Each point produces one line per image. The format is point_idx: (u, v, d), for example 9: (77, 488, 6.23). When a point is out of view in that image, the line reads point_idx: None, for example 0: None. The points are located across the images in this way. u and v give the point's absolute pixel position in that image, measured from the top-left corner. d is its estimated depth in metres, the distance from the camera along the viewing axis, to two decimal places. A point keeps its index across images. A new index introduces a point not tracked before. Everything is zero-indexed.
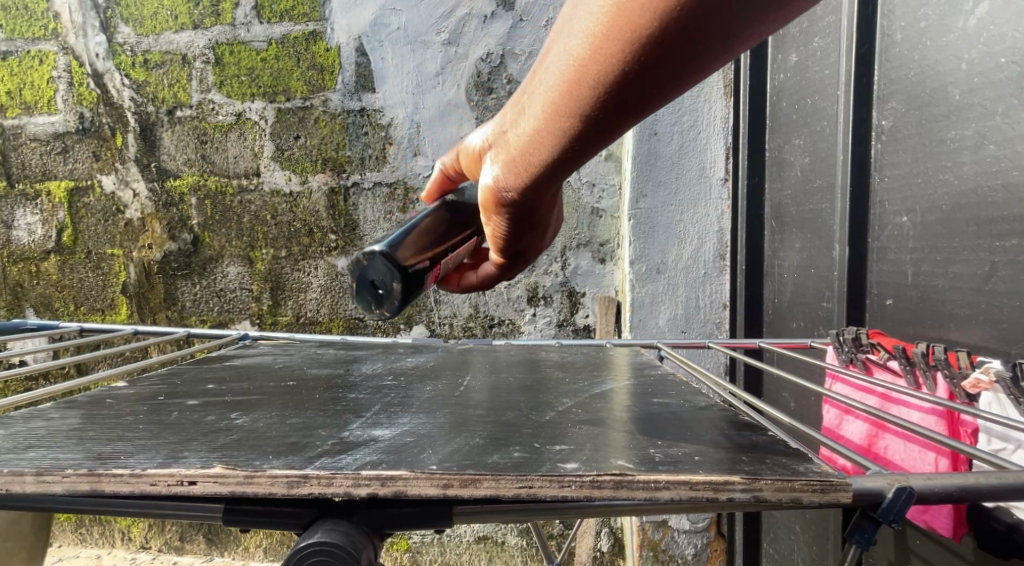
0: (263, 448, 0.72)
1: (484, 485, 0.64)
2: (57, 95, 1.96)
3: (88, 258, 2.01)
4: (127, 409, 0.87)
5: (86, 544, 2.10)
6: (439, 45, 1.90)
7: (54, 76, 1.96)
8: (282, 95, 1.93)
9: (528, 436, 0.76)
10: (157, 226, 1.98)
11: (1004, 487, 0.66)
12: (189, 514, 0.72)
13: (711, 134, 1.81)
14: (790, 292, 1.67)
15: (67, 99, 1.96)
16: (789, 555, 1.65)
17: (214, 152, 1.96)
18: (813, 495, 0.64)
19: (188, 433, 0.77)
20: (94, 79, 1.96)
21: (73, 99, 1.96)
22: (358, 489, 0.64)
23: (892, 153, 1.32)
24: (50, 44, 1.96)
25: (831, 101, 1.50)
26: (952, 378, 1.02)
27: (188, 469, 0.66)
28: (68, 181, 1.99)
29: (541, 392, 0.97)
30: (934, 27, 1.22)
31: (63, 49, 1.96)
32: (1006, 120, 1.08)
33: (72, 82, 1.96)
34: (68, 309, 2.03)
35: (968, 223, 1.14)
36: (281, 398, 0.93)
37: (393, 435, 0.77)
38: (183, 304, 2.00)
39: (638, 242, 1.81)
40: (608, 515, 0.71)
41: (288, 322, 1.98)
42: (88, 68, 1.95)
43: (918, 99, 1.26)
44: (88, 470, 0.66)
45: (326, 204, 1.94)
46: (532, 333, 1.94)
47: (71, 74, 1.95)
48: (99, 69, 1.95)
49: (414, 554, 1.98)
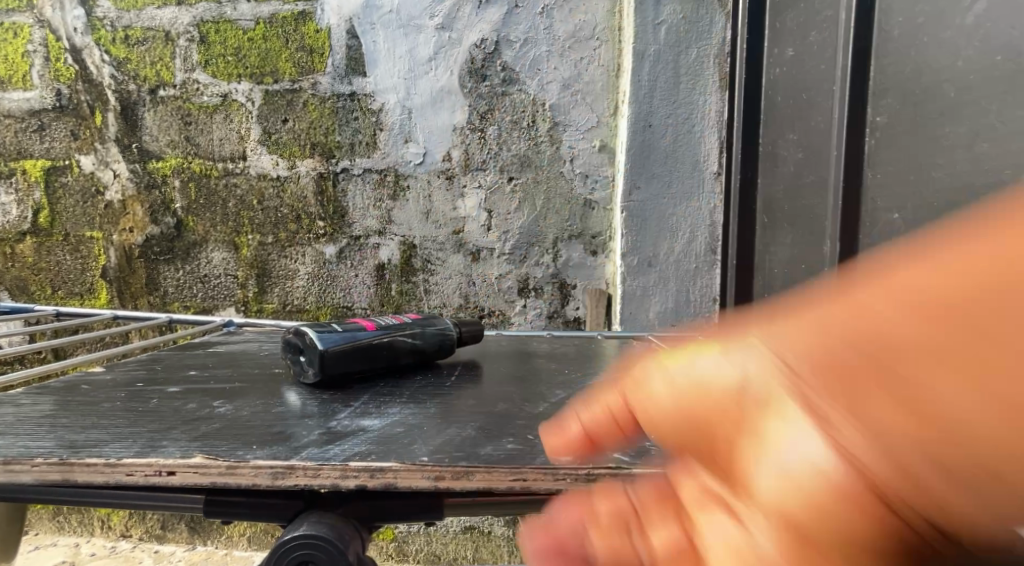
0: (246, 438, 0.71)
1: (476, 478, 0.64)
2: (33, 69, 1.92)
3: (66, 241, 1.97)
4: (103, 396, 0.85)
5: (64, 533, 2.08)
6: (432, 30, 1.87)
7: (30, 49, 1.92)
8: (269, 76, 1.90)
9: (522, 428, 0.76)
10: (139, 209, 1.95)
11: None
12: (167, 505, 0.71)
13: (706, 128, 1.81)
14: (780, 287, 1.67)
15: (43, 75, 1.92)
16: None
17: (199, 134, 1.93)
18: None
19: (168, 421, 0.76)
20: (72, 54, 1.92)
21: (49, 75, 1.92)
22: (346, 480, 0.64)
23: (886, 150, 1.32)
24: (25, 15, 1.92)
25: (826, 96, 1.49)
26: None
27: (168, 460, 0.65)
28: (44, 160, 1.95)
29: (534, 384, 0.97)
30: (933, 23, 1.21)
31: (39, 21, 1.92)
32: (1000, 118, 1.07)
33: (49, 56, 1.92)
34: (44, 292, 1.99)
35: (959, 221, 1.14)
36: (266, 386, 0.92)
37: (382, 425, 0.76)
38: (166, 290, 1.98)
39: (631, 234, 1.80)
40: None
41: (274, 309, 1.96)
42: (65, 43, 1.91)
43: (914, 96, 1.25)
44: (60, 459, 0.65)
45: (315, 189, 1.92)
46: (523, 324, 1.93)
47: (47, 49, 1.92)
48: (78, 44, 1.91)
49: (401, 544, 1.97)
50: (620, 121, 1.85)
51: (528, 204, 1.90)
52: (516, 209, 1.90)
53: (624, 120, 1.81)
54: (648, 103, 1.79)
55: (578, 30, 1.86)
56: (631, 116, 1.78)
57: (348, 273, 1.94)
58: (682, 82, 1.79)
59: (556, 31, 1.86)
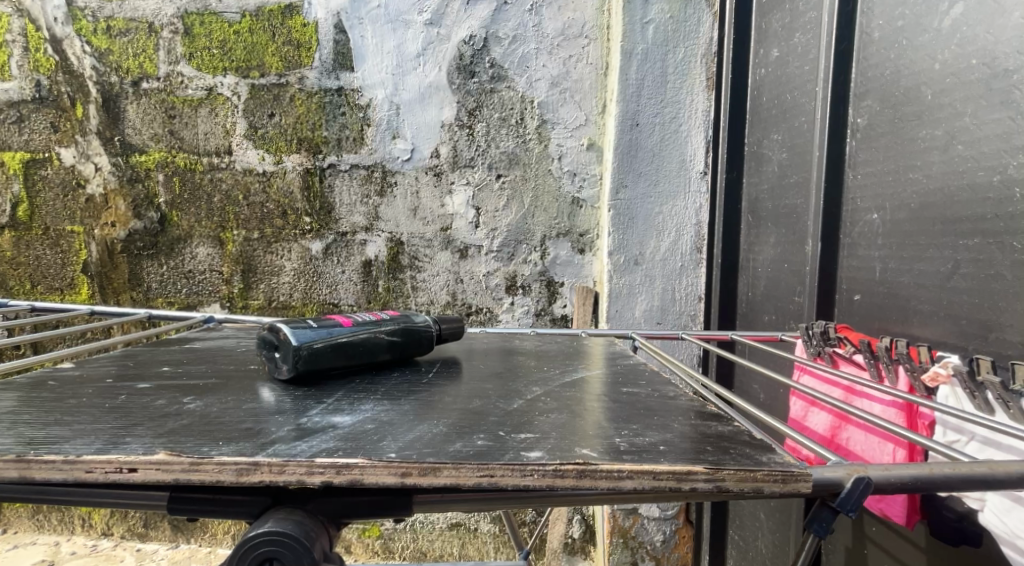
0: (213, 434, 0.71)
1: (445, 474, 0.65)
2: (12, 59, 1.91)
3: (46, 235, 1.96)
4: (71, 392, 0.85)
5: (43, 531, 2.06)
6: (421, 25, 1.87)
7: (9, 39, 1.91)
8: (255, 70, 1.89)
9: (495, 425, 0.76)
10: (121, 203, 1.94)
11: (957, 479, 0.66)
12: (128, 503, 0.70)
13: (693, 127, 1.82)
14: (763, 286, 1.68)
15: (22, 65, 1.91)
16: (753, 542, 1.67)
17: (183, 128, 1.92)
18: (775, 485, 0.65)
19: (134, 417, 0.76)
20: (52, 44, 1.90)
21: (29, 66, 1.91)
22: (312, 477, 0.64)
23: (866, 151, 1.33)
24: (5, 5, 1.90)
25: (809, 97, 1.50)
26: (913, 372, 1.03)
27: (129, 457, 0.65)
28: (24, 152, 1.94)
29: (512, 381, 0.97)
30: (912, 26, 1.22)
31: (18, 11, 1.90)
32: (975, 121, 1.09)
33: (28, 46, 1.90)
34: (23, 287, 1.98)
35: (933, 222, 1.15)
36: (239, 382, 0.92)
37: (353, 422, 0.76)
38: (149, 286, 1.97)
39: (618, 233, 1.81)
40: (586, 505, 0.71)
41: (259, 305, 1.95)
42: (45, 33, 1.90)
43: (893, 97, 1.26)
44: (17, 455, 0.65)
45: (302, 185, 1.92)
46: (510, 321, 1.93)
47: (27, 39, 1.90)
48: (58, 34, 1.90)
49: (386, 541, 1.97)
50: (607, 119, 1.86)
51: (516, 201, 1.90)
52: (504, 206, 1.91)
53: (611, 119, 1.82)
54: (636, 101, 1.79)
55: (568, 27, 1.87)
56: (618, 114, 1.79)
57: (335, 270, 1.93)
58: (670, 81, 1.80)
59: (545, 28, 1.87)
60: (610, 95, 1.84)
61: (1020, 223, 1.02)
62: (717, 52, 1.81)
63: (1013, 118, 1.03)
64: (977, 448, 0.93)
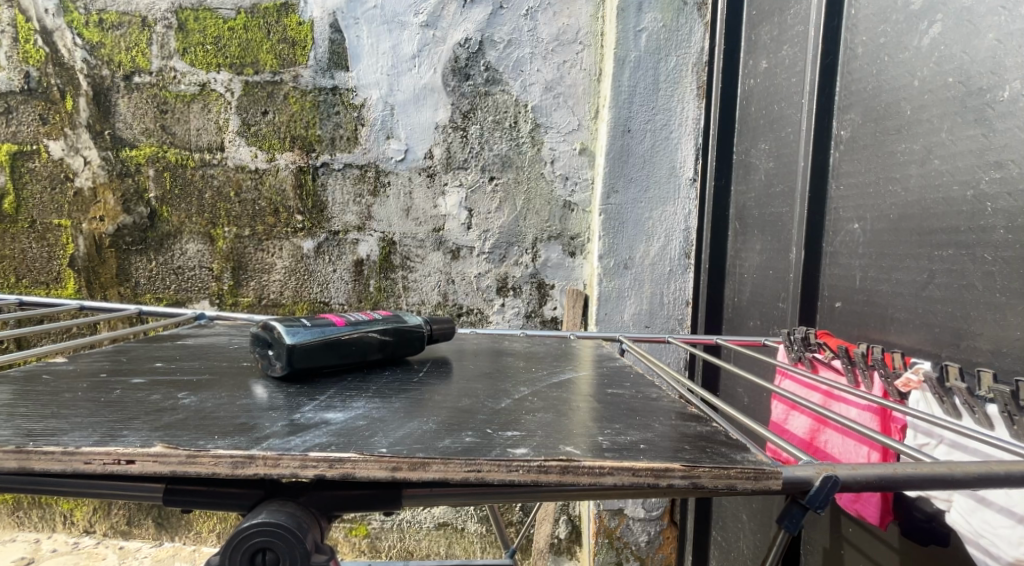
0: (209, 429, 0.74)
1: (433, 468, 0.68)
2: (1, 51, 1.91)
3: (32, 228, 1.97)
4: (67, 385, 0.87)
5: (23, 528, 2.06)
6: (417, 26, 1.89)
7: None
8: (250, 68, 1.91)
9: (483, 422, 0.79)
10: (110, 198, 1.95)
11: (922, 478, 0.69)
12: (124, 493, 0.72)
13: (683, 135, 1.85)
14: (749, 293, 1.71)
15: (11, 56, 1.91)
16: (735, 543, 1.70)
17: (175, 123, 1.93)
18: (747, 481, 0.68)
19: (130, 411, 0.78)
20: (43, 36, 1.91)
21: (17, 56, 1.91)
22: (305, 470, 0.67)
23: (848, 162, 1.37)
24: None
25: (795, 108, 1.54)
26: (887, 377, 1.07)
27: (127, 449, 0.68)
28: (11, 144, 1.94)
29: (501, 381, 0.99)
30: (894, 44, 1.26)
31: (9, 2, 1.90)
32: (951, 137, 1.13)
33: (18, 38, 1.91)
34: (9, 280, 1.99)
35: (910, 233, 1.19)
36: (232, 379, 0.94)
37: (345, 419, 0.78)
38: (137, 281, 1.98)
39: (608, 236, 1.84)
40: (572, 501, 0.74)
41: (250, 303, 1.97)
42: (35, 24, 1.90)
43: (875, 112, 1.30)
44: (18, 446, 0.67)
45: (294, 183, 1.93)
46: (501, 322, 1.96)
47: (17, 30, 1.91)
48: (49, 26, 1.91)
49: (374, 540, 1.99)
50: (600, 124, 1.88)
51: (508, 204, 1.93)
52: (497, 208, 1.93)
53: (604, 124, 1.84)
54: (627, 108, 1.82)
55: (562, 33, 1.90)
56: (611, 120, 1.81)
57: (326, 269, 1.95)
58: (661, 90, 1.83)
59: (540, 33, 1.90)
60: (602, 101, 1.88)
61: (990, 235, 1.06)
62: (708, 62, 1.84)
63: (985, 135, 1.07)
64: (945, 451, 0.97)
